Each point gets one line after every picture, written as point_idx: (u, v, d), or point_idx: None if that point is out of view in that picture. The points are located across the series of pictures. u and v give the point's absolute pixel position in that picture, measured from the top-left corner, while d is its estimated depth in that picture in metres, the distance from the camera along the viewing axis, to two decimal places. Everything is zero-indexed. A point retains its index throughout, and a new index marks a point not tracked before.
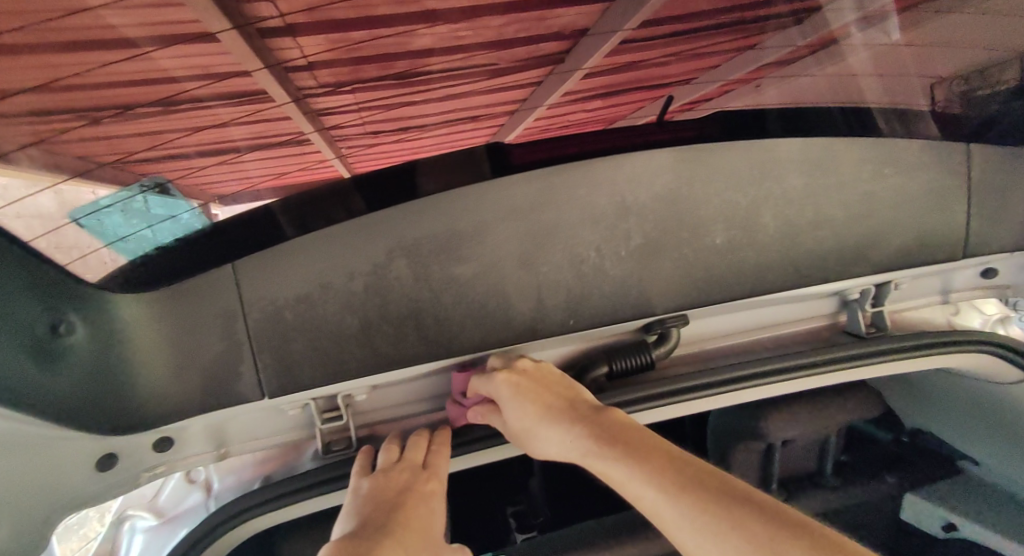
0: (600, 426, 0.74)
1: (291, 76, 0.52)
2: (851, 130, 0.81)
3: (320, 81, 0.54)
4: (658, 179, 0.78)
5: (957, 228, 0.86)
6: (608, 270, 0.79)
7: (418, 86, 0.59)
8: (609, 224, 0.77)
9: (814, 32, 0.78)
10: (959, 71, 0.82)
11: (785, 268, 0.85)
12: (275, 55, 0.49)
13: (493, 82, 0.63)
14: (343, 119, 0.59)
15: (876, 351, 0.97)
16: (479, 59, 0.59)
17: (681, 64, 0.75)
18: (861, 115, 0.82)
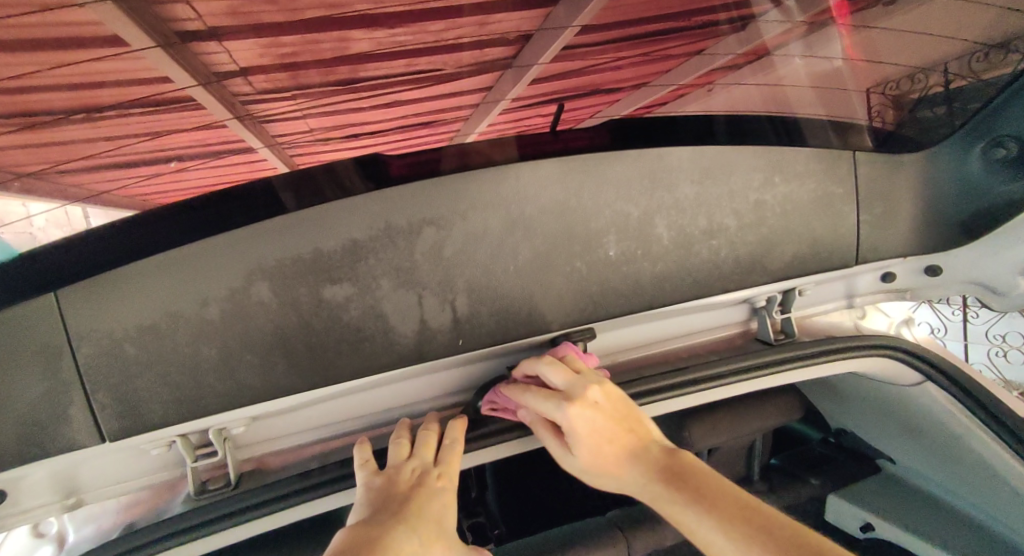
0: (619, 440, 0.76)
1: (222, 82, 0.49)
2: (779, 138, 0.81)
3: (256, 88, 0.51)
4: (545, 190, 0.74)
5: (838, 233, 0.87)
6: (496, 287, 0.76)
7: (362, 94, 0.57)
8: (495, 238, 0.74)
9: (746, 43, 0.74)
10: (884, 80, 0.83)
11: (681, 275, 0.84)
12: (212, 80, 0.48)
13: (397, 89, 0.59)
14: (288, 120, 0.57)
15: (777, 359, 0.96)
16: (421, 69, 0.57)
17: (643, 67, 0.74)
18: (789, 125, 0.82)
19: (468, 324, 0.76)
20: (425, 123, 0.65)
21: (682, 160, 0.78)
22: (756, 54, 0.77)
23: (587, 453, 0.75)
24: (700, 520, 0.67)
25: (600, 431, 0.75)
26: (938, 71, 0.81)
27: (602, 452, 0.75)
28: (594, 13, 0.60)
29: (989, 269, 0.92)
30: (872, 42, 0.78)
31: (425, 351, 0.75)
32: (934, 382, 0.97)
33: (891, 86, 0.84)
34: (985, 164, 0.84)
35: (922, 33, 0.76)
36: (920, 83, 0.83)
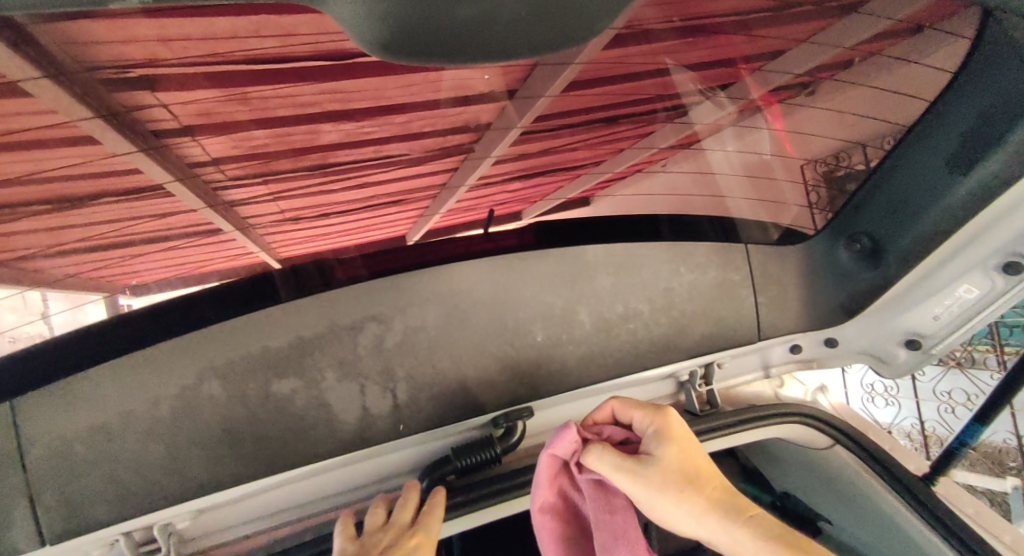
0: (701, 489, 0.81)
1: (187, 165, 0.53)
2: (717, 236, 0.96)
3: (229, 174, 0.57)
4: (477, 286, 0.84)
5: (738, 313, 0.99)
6: (434, 373, 0.83)
7: (341, 177, 0.62)
8: (432, 329, 0.83)
9: (682, 131, 0.82)
10: (822, 154, 0.92)
11: (605, 352, 0.93)
12: (179, 165, 0.53)
13: (340, 168, 0.62)
14: (262, 204, 0.62)
15: (703, 429, 1.04)
16: (387, 157, 0.62)
17: (599, 147, 0.77)
18: (726, 224, 0.96)
19: (406, 408, 0.82)
20: (394, 200, 0.68)
21: (598, 255, 0.90)
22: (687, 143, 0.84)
23: (665, 485, 0.79)
24: (728, 537, 0.79)
25: (672, 467, 0.80)
26: (858, 150, 0.91)
27: (662, 482, 0.79)
28: (545, 106, 0.65)
29: (873, 339, 1.03)
30: (797, 132, 0.88)
31: (367, 437, 0.80)
32: (842, 444, 1.07)
33: (819, 165, 0.94)
34: (851, 255, 0.98)
35: (837, 115, 0.87)
36: (844, 161, 0.93)
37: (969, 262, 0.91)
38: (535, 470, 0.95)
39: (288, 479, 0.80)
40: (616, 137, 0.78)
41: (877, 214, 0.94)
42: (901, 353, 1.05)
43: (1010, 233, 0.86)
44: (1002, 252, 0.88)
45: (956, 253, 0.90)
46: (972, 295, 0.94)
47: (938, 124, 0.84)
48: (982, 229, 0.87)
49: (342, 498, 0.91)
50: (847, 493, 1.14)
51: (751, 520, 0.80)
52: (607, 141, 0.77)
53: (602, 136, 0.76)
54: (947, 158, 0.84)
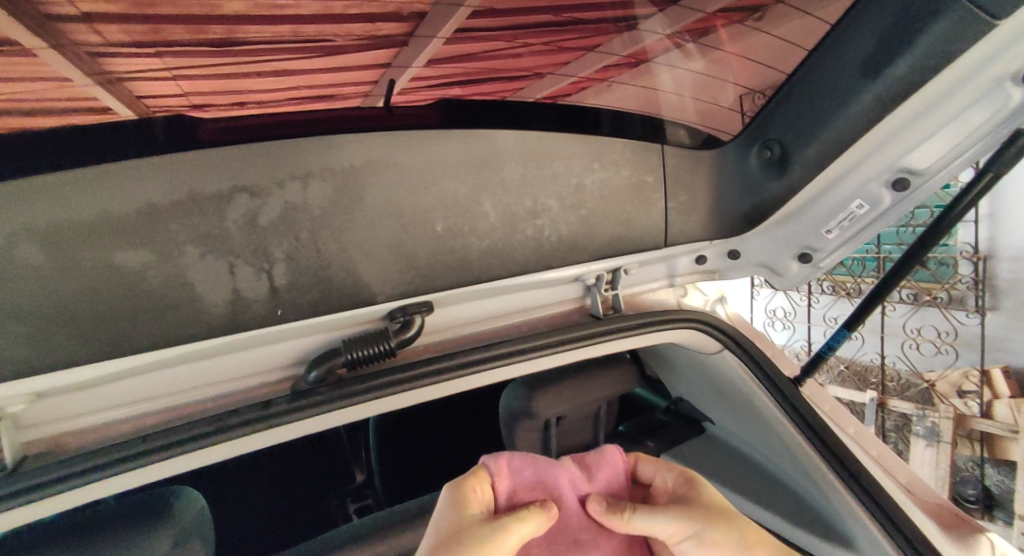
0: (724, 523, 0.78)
1: (60, 25, 0.66)
2: (645, 133, 0.94)
3: (108, 38, 0.71)
4: (369, 163, 0.76)
5: (648, 216, 0.97)
6: (317, 257, 0.76)
7: (248, 58, 0.83)
8: (314, 209, 0.74)
9: (627, 45, 1.07)
10: (760, 88, 1.00)
11: (509, 248, 0.89)
12: (32, 19, 0.63)
13: (264, 51, 0.82)
14: (155, 79, 0.79)
15: (602, 331, 1.06)
16: (318, 37, 0.84)
17: (540, 58, 1.07)
18: (655, 123, 0.96)
19: (283, 294, 0.75)
20: (320, 97, 0.86)
21: (508, 143, 0.84)
22: (634, 58, 1.08)
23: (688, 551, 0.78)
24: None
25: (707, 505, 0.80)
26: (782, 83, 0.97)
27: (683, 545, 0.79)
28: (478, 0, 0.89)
29: (772, 253, 1.06)
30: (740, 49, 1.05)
31: (239, 322, 0.73)
32: (731, 350, 1.13)
33: (756, 97, 1.00)
34: (760, 163, 0.98)
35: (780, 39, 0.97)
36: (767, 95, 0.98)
37: (864, 176, 0.93)
38: (431, 365, 0.93)
39: (143, 366, 0.72)
40: (568, 51, 1.08)
41: (789, 122, 0.94)
42: (792, 266, 1.08)
43: (903, 146, 0.89)
44: (894, 167, 0.91)
45: (854, 166, 0.93)
46: (862, 211, 0.97)
47: (856, 24, 0.83)
48: (881, 141, 0.90)
49: (216, 391, 0.84)
50: (732, 395, 1.22)
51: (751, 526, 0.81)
52: (566, 53, 1.08)
53: (557, 56, 1.08)
54: (860, 64, 0.85)
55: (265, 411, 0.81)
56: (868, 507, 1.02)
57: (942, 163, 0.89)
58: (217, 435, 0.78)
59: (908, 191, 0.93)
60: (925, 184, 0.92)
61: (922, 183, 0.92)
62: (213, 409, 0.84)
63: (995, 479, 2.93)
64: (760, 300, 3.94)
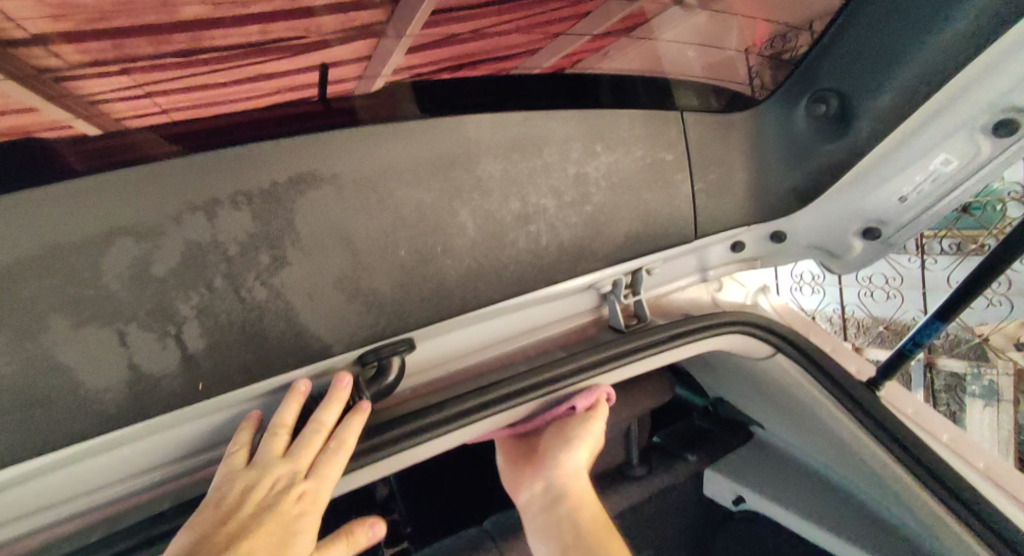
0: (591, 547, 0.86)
1: (15, 51, 0.42)
2: (651, 99, 0.74)
3: (68, 61, 0.44)
4: (298, 178, 0.57)
5: (672, 204, 0.77)
6: (242, 310, 0.57)
7: (218, 63, 0.51)
8: (229, 248, 0.56)
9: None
10: (799, 24, 0.73)
11: (497, 265, 0.70)
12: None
13: (242, 56, 0.51)
14: (129, 100, 0.50)
15: (627, 348, 0.87)
16: (281, 34, 0.51)
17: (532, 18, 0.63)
18: (658, 84, 0.74)
19: (202, 361, 0.57)
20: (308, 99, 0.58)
21: (482, 131, 0.65)
22: (635, 20, 0.68)
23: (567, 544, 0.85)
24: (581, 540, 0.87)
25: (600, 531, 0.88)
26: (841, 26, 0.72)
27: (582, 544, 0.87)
28: None
29: (829, 230, 0.85)
30: None
31: (146, 407, 0.56)
32: (785, 353, 0.93)
33: (777, 40, 0.75)
34: (809, 119, 0.77)
35: None
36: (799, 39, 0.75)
37: (955, 122, 0.71)
38: (418, 416, 0.75)
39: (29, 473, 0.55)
40: None
41: (847, 63, 0.72)
42: (856, 245, 0.87)
43: (1014, 76, 0.66)
44: (997, 106, 0.69)
45: (942, 111, 0.71)
46: (949, 167, 0.75)
47: None
48: (982, 72, 0.67)
49: (150, 479, 0.67)
50: (788, 403, 1.01)
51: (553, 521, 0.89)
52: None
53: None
54: None
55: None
56: (994, 547, 0.80)
57: None
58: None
59: (1018, 137, 0.71)
60: None
61: None
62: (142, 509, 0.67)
63: None
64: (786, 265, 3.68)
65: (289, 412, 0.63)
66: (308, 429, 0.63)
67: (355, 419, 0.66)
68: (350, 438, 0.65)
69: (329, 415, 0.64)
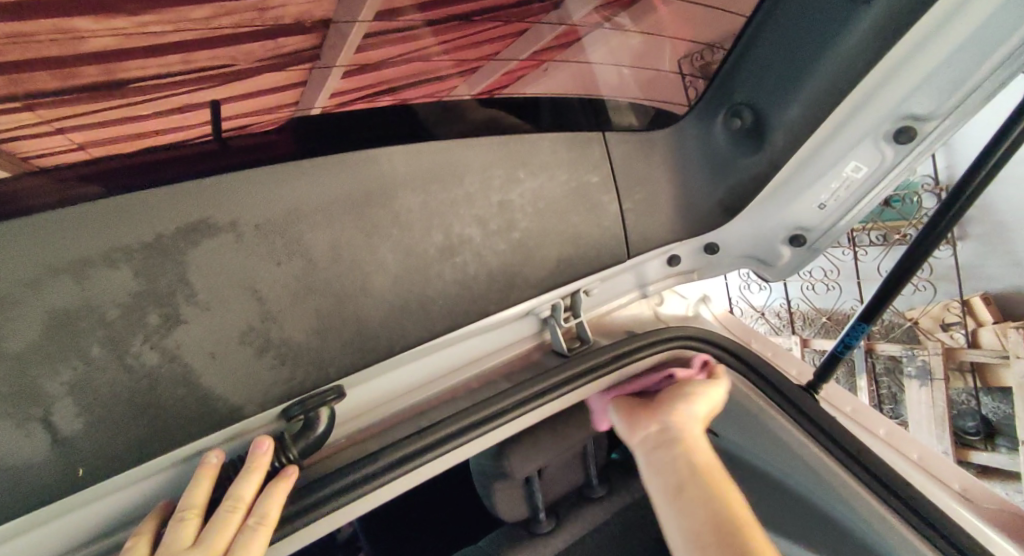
0: None
1: None
2: (588, 121, 0.73)
3: None
4: (190, 228, 0.52)
5: (601, 224, 0.76)
6: (131, 380, 0.51)
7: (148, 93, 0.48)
8: (108, 312, 0.49)
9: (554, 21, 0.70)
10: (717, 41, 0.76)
11: (423, 302, 0.67)
12: None
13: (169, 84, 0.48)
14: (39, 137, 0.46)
15: (572, 373, 0.84)
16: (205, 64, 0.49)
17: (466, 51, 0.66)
18: (596, 105, 0.74)
19: (81, 443, 0.49)
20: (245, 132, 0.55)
21: (396, 164, 0.62)
22: (568, 36, 0.72)
23: None
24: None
25: None
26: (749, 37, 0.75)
27: None
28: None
29: (758, 240, 0.86)
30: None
31: (14, 505, 0.48)
32: (727, 364, 0.93)
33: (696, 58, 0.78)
34: (728, 134, 0.78)
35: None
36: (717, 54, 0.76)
37: (859, 130, 0.74)
38: (355, 467, 0.68)
39: None
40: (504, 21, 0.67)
41: (758, 78, 0.74)
42: (785, 253, 0.88)
43: (906, 86, 0.70)
44: (895, 114, 0.72)
45: (846, 121, 0.74)
46: (860, 174, 0.78)
47: None
48: (878, 82, 0.70)
49: None
50: (739, 412, 1.01)
51: None
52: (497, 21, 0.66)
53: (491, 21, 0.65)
54: None
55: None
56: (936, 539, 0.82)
57: (957, 102, 0.70)
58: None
59: (917, 142, 0.74)
60: (937, 130, 0.73)
61: (931, 131, 0.73)
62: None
63: (991, 407, 2.80)
64: None
65: (196, 493, 0.53)
66: (222, 508, 0.53)
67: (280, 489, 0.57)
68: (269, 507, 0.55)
69: (249, 486, 0.55)
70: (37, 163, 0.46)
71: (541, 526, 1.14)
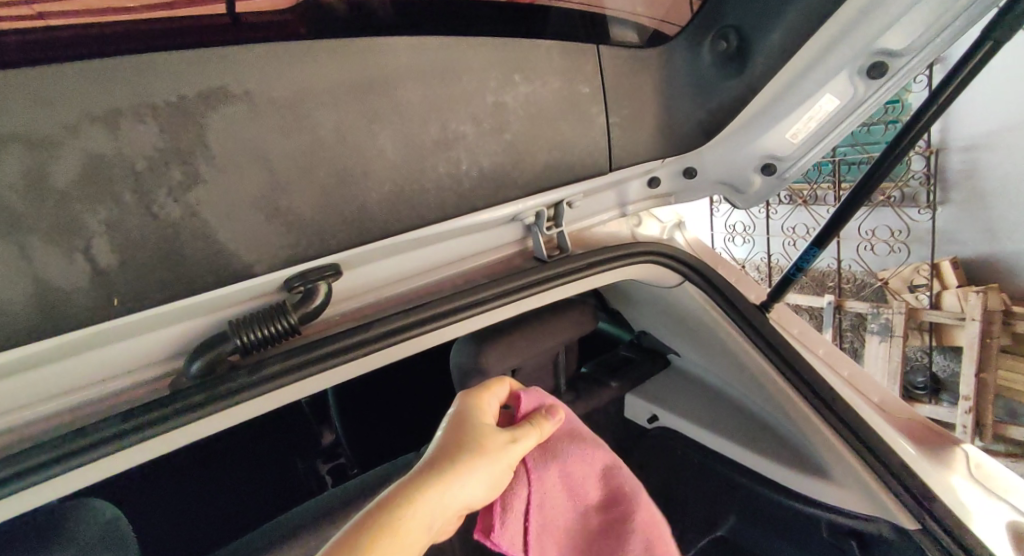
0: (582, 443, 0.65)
1: None
2: (588, 34, 0.78)
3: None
4: (208, 93, 0.57)
5: (589, 134, 0.81)
6: (156, 227, 0.57)
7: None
8: (136, 162, 0.55)
9: None
10: None
11: (418, 191, 0.72)
12: None
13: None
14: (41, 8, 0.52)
15: (551, 276, 0.92)
16: None
17: None
18: (595, 19, 0.78)
19: (116, 277, 0.57)
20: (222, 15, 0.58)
21: (400, 55, 0.66)
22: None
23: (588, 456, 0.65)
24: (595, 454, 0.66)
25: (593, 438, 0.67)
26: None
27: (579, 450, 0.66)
28: None
29: (732, 165, 0.92)
30: None
31: (57, 324, 0.55)
32: (691, 281, 1.01)
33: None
34: (714, 57, 0.83)
35: None
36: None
37: (834, 63, 0.79)
38: (348, 336, 0.77)
39: None
40: None
41: (744, 5, 0.79)
42: (756, 181, 0.95)
43: (879, 21, 0.75)
44: (868, 49, 0.77)
45: (823, 53, 0.79)
46: (831, 108, 0.83)
47: None
48: (855, 15, 0.75)
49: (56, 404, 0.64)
50: (699, 331, 1.09)
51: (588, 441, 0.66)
52: None
53: None
54: None
55: (121, 423, 0.62)
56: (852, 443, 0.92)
57: (925, 39, 0.76)
58: (59, 466, 0.58)
59: (887, 78, 0.79)
60: (905, 68, 0.79)
61: (902, 68, 0.78)
62: (45, 434, 0.63)
63: (941, 364, 3.00)
64: (718, 217, 3.88)
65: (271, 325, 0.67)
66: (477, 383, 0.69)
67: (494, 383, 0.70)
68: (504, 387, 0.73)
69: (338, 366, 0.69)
70: (53, 22, 0.52)
71: None
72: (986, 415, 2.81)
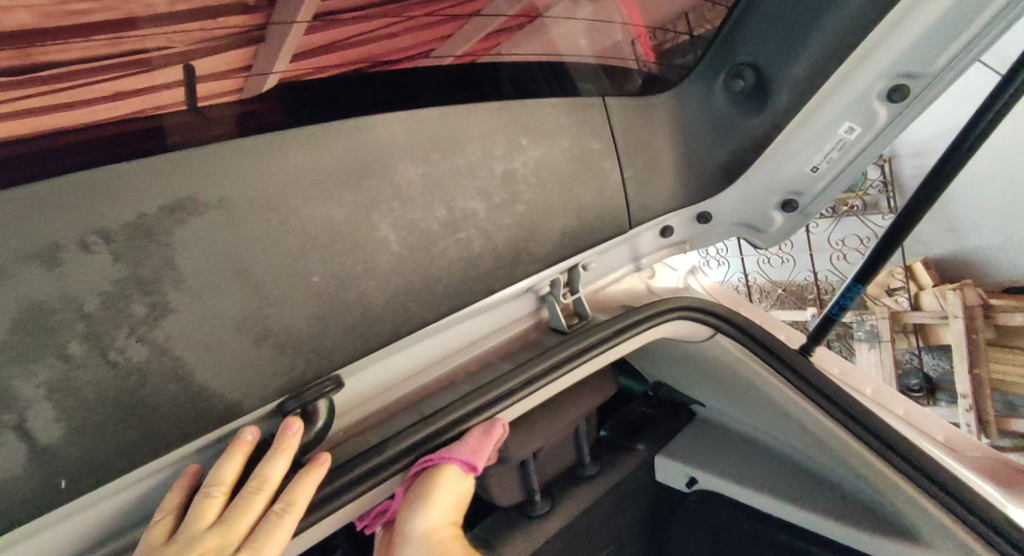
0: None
1: None
2: (550, 85, 0.68)
3: None
4: (175, 204, 0.47)
5: (604, 195, 0.74)
6: (119, 376, 0.45)
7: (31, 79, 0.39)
8: (89, 301, 0.43)
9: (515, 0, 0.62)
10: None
11: (427, 280, 0.62)
12: None
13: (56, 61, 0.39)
14: None
15: (577, 349, 0.83)
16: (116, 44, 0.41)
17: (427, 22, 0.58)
18: (557, 70, 0.69)
19: (63, 452, 0.44)
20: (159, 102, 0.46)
21: (395, 134, 0.58)
22: (526, 17, 0.64)
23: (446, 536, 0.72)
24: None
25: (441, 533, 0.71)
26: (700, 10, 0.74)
27: None
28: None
29: (751, 206, 0.87)
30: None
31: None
32: (724, 332, 0.93)
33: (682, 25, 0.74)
34: (727, 97, 0.77)
35: None
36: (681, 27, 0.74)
37: (855, 91, 0.74)
38: (361, 459, 0.65)
39: None
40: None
41: (757, 38, 0.74)
42: (777, 219, 0.89)
43: (901, 46, 0.70)
44: (890, 73, 0.73)
45: (846, 80, 0.73)
46: (854, 135, 0.79)
47: None
48: (880, 38, 0.70)
49: None
50: (732, 382, 1.01)
51: (472, 555, 0.73)
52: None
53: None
54: None
55: None
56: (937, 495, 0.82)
57: (950, 60, 0.71)
58: None
59: (906, 102, 0.75)
60: (927, 90, 0.74)
61: (921, 91, 0.74)
62: None
63: (932, 363, 2.94)
64: None
65: (228, 468, 0.51)
66: (247, 489, 0.52)
67: (305, 482, 0.55)
68: (303, 502, 0.54)
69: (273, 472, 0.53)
70: None
71: (537, 508, 1.12)
72: (985, 411, 2.67)
